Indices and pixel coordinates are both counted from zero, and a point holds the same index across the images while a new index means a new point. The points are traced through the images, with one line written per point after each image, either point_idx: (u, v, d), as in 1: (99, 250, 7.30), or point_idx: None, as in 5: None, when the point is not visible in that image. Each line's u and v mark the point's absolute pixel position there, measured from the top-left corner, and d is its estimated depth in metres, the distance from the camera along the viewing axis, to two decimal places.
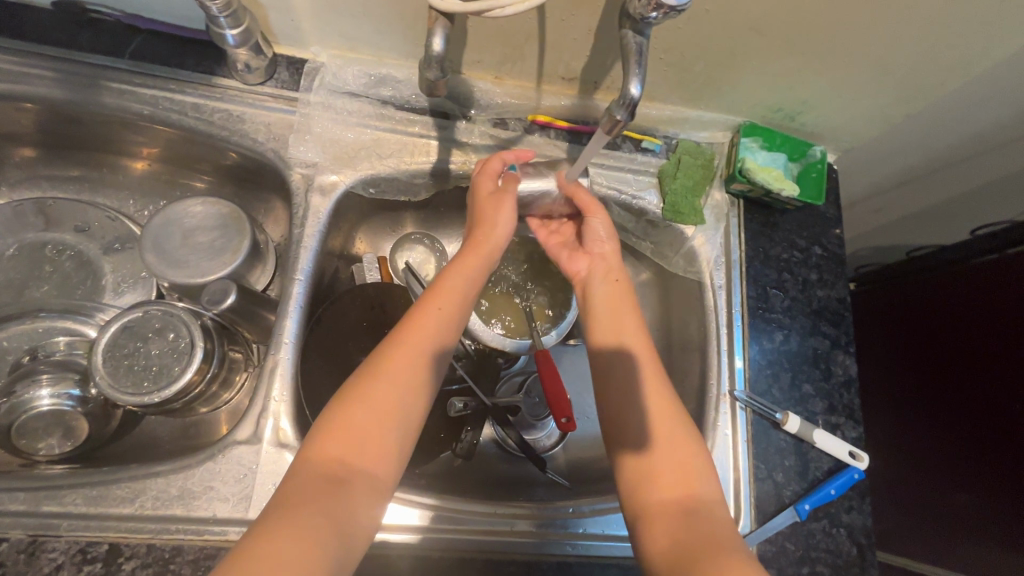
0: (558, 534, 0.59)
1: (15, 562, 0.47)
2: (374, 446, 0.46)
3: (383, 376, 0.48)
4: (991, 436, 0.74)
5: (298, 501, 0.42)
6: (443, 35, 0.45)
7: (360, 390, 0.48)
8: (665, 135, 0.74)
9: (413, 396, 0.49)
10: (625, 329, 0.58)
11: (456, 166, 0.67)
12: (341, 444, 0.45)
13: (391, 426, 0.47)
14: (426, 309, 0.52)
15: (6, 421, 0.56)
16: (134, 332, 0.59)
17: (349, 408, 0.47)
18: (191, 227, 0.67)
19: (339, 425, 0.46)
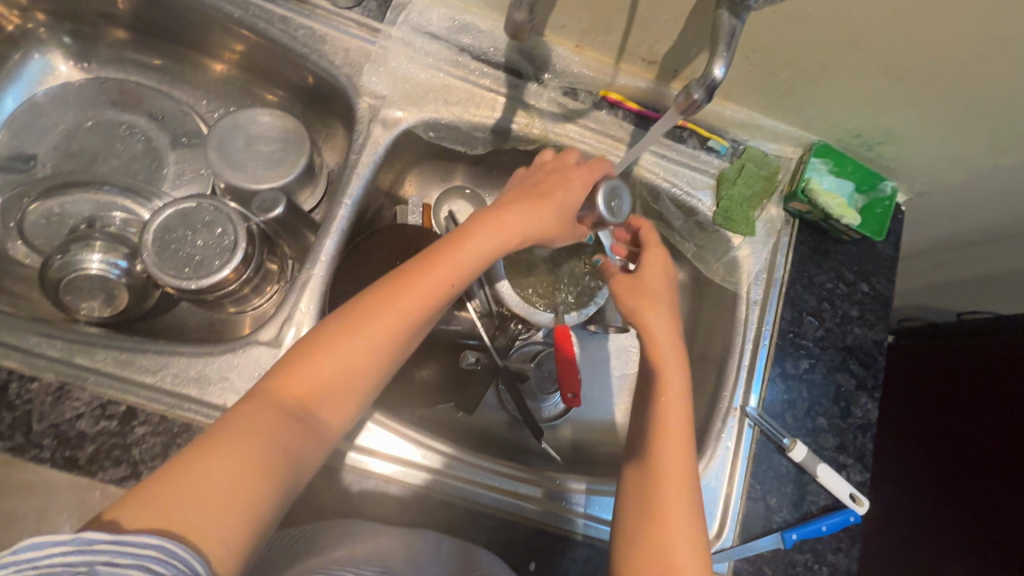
0: (541, 502, 0.60)
1: (42, 402, 0.50)
2: (334, 391, 0.47)
3: (364, 328, 0.48)
4: (1007, 516, 0.71)
5: (251, 428, 0.43)
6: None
7: (337, 334, 0.48)
8: (734, 138, 0.71)
9: (386, 348, 0.49)
10: (671, 395, 0.54)
11: (517, 127, 0.67)
12: (305, 384, 0.46)
13: (362, 372, 0.48)
14: (427, 273, 0.51)
15: (57, 276, 0.60)
16: (184, 219, 0.61)
17: (319, 351, 0.47)
18: (256, 135, 0.69)
19: (310, 367, 0.47)
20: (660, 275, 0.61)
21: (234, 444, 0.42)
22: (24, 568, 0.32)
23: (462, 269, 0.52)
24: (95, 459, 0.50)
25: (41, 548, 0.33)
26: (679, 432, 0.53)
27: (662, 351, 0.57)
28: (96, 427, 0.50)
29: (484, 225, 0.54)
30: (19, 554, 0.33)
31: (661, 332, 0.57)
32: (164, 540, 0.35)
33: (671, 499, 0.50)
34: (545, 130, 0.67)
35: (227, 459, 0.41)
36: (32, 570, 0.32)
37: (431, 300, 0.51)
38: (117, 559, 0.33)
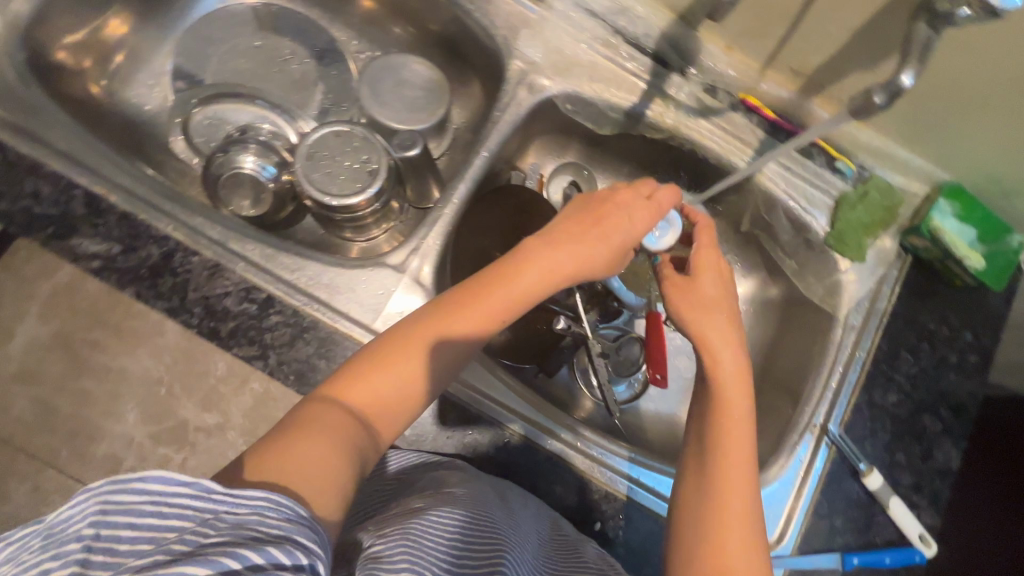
0: (613, 468, 0.62)
1: (198, 275, 0.55)
2: (393, 400, 0.44)
3: (427, 330, 0.46)
4: None
5: (321, 422, 0.40)
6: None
7: (402, 337, 0.46)
8: (861, 164, 0.71)
9: (446, 358, 0.47)
10: (732, 418, 0.48)
11: (651, 113, 0.70)
12: (360, 394, 0.43)
13: (421, 381, 0.46)
14: (495, 285, 0.49)
15: (218, 169, 0.67)
16: (336, 141, 0.66)
17: (383, 359, 0.45)
18: (405, 80, 0.74)
19: (370, 370, 0.44)
20: (712, 279, 0.55)
21: (311, 435, 0.39)
22: (158, 502, 0.30)
23: (528, 292, 0.50)
24: (234, 334, 0.55)
25: (169, 483, 0.30)
26: (743, 458, 0.47)
27: (726, 371, 0.50)
28: (239, 307, 0.55)
29: (543, 248, 0.52)
30: (148, 483, 0.30)
31: (729, 352, 0.51)
32: (271, 492, 0.31)
33: (733, 535, 0.44)
34: (677, 121, 0.70)
35: (304, 446, 0.38)
36: (165, 505, 0.30)
37: (490, 317, 0.49)
38: (236, 508, 0.30)
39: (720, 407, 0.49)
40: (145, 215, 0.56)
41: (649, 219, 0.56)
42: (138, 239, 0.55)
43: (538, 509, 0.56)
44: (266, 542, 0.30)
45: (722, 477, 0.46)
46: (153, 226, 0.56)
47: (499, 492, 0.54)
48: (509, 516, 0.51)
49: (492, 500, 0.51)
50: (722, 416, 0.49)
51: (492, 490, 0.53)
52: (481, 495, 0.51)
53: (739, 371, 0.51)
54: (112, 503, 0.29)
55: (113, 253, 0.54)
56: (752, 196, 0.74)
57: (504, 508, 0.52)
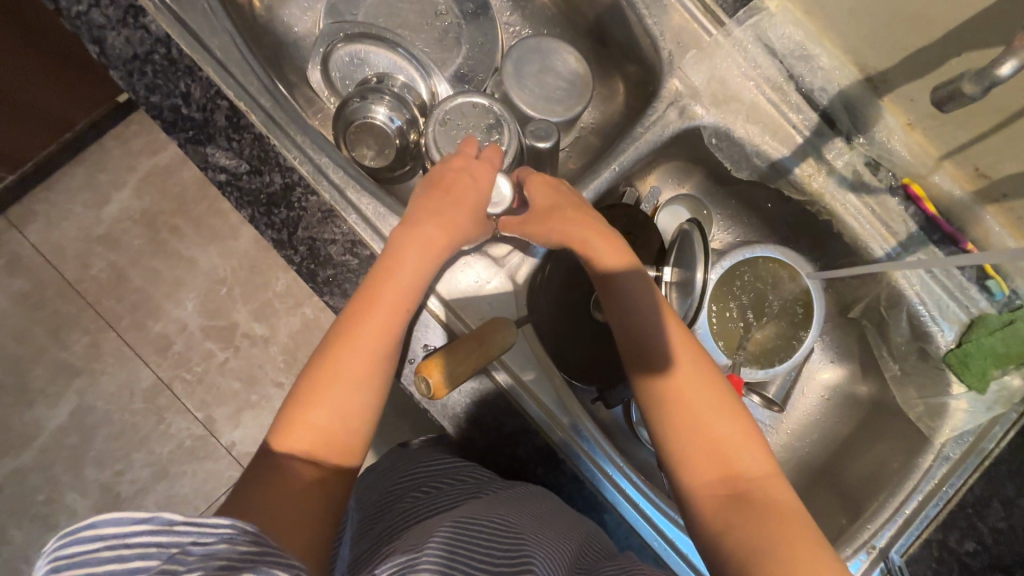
0: (656, 525, 0.58)
1: (313, 216, 0.55)
2: (335, 431, 0.47)
3: (335, 367, 0.48)
4: None
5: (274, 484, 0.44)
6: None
7: (313, 387, 0.48)
8: (1015, 289, 0.64)
9: (365, 374, 0.48)
10: (670, 359, 0.52)
11: (799, 172, 0.64)
12: (304, 440, 0.46)
13: (357, 390, 0.48)
14: (370, 309, 0.50)
15: (350, 115, 0.66)
16: (472, 112, 0.64)
17: (308, 400, 0.47)
18: (551, 67, 0.70)
19: (298, 426, 0.46)
20: (578, 222, 0.57)
21: (268, 500, 0.43)
22: (115, 547, 0.31)
23: (410, 287, 0.52)
24: (329, 282, 0.55)
25: (124, 525, 0.31)
26: (703, 383, 0.51)
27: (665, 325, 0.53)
28: (342, 258, 0.55)
29: (407, 245, 0.53)
30: (102, 529, 0.31)
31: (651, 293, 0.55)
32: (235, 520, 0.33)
33: (734, 451, 0.48)
34: (824, 188, 0.64)
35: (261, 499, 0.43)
36: (125, 547, 0.31)
37: (394, 313, 0.51)
38: (201, 537, 0.32)
39: (651, 361, 0.52)
40: (277, 141, 0.56)
41: (488, 175, 0.58)
42: (266, 164, 0.55)
43: (577, 522, 0.52)
44: (235, 567, 0.31)
45: (680, 415, 0.50)
46: (282, 155, 0.56)
47: (529, 501, 0.50)
48: (541, 522, 0.47)
49: (519, 507, 0.47)
50: (665, 362, 0.52)
51: (519, 498, 0.49)
52: (506, 502, 0.47)
53: (674, 324, 0.54)
54: (73, 553, 0.31)
55: (240, 170, 0.55)
56: (876, 287, 0.68)
57: (534, 516, 0.47)
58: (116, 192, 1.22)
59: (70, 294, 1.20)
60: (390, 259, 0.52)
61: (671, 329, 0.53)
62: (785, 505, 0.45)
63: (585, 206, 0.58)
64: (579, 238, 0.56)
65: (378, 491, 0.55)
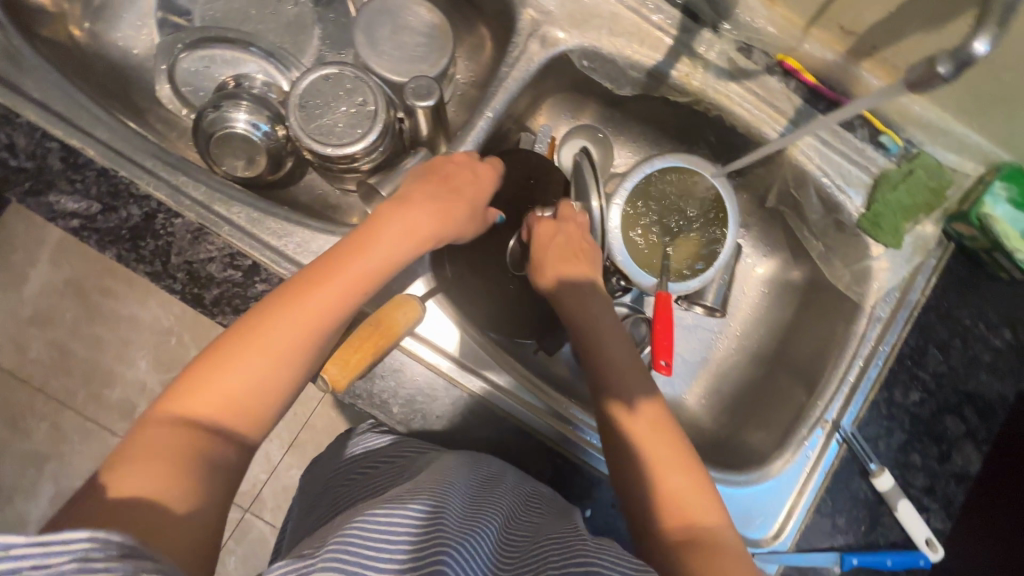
0: None
1: (182, 238, 0.53)
2: (245, 401, 0.45)
3: (268, 332, 0.47)
4: None
5: (158, 439, 0.41)
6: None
7: (237, 345, 0.46)
8: (909, 138, 0.63)
9: (305, 340, 0.47)
10: (629, 392, 0.56)
11: (677, 74, 0.63)
12: (209, 402, 0.44)
13: (282, 358, 0.47)
14: (324, 281, 0.49)
15: (209, 129, 0.62)
16: (327, 85, 0.62)
17: (230, 361, 0.45)
18: (403, 25, 0.68)
19: (211, 381, 0.44)
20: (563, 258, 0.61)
21: (146, 457, 0.40)
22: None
23: (370, 270, 0.52)
24: (218, 302, 0.53)
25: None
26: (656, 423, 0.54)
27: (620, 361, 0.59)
28: (224, 274, 0.53)
29: (388, 219, 0.54)
30: None
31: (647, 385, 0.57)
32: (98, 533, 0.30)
33: (686, 487, 0.51)
34: (704, 85, 0.63)
35: (155, 456, 0.40)
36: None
37: (350, 291, 0.50)
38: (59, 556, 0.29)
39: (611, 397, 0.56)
40: (125, 171, 0.53)
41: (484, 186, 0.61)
42: (119, 198, 0.52)
43: (514, 490, 0.52)
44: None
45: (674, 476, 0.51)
46: (135, 186, 0.53)
47: (471, 481, 0.49)
48: (477, 507, 0.46)
49: (456, 487, 0.47)
50: (630, 393, 0.56)
51: (453, 476, 0.48)
52: (442, 484, 0.46)
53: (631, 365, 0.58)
54: None
55: (92, 212, 0.52)
56: (781, 170, 0.67)
57: (468, 497, 0.46)
58: (29, 270, 1.16)
59: (15, 383, 1.14)
60: (361, 240, 0.53)
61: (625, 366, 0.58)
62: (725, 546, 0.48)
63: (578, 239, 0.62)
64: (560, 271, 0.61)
65: (331, 468, 0.57)
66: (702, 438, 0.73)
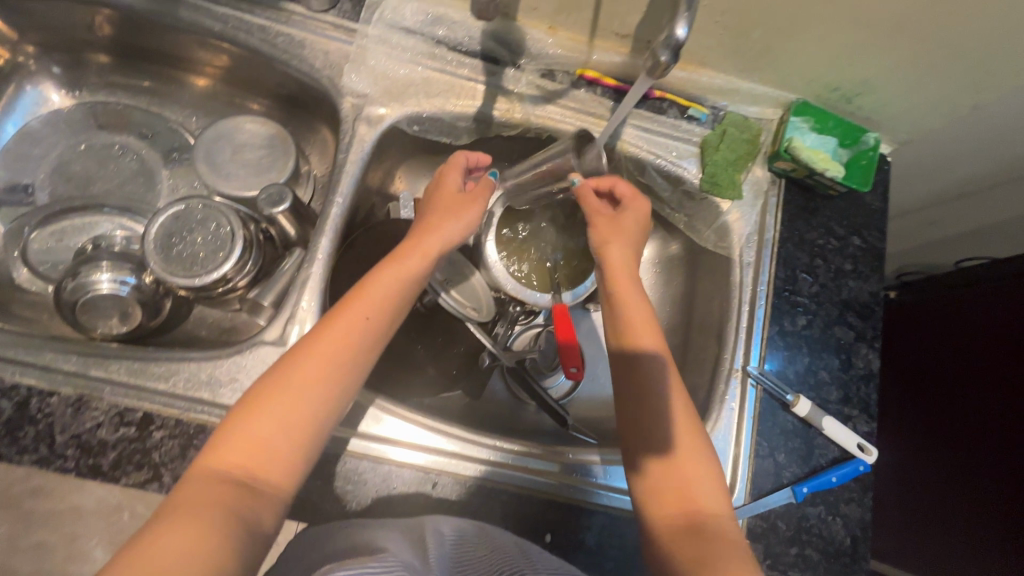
0: (578, 480, 0.62)
1: (62, 414, 0.52)
2: (276, 451, 0.46)
3: (291, 377, 0.49)
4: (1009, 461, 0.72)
5: (192, 499, 0.41)
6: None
7: (262, 397, 0.48)
8: (713, 105, 0.72)
9: (322, 378, 0.49)
10: (659, 436, 0.54)
11: (499, 113, 0.68)
12: (242, 454, 0.45)
13: (304, 399, 0.48)
14: (335, 322, 0.52)
15: (72, 298, 0.62)
16: (179, 223, 0.63)
17: (259, 410, 0.47)
18: (241, 144, 0.71)
19: (244, 433, 0.46)
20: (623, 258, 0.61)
21: (183, 516, 0.40)
22: None
23: (372, 303, 0.53)
24: (118, 464, 0.52)
25: None
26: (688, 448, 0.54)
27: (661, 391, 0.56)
28: (116, 434, 0.53)
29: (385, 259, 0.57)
30: None
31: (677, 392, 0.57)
32: None
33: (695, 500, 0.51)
34: (526, 114, 0.69)
35: (184, 518, 0.40)
36: None
37: (357, 328, 0.52)
38: None
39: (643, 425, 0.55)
40: None
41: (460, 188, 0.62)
42: None
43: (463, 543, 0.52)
44: None
45: (692, 473, 0.53)
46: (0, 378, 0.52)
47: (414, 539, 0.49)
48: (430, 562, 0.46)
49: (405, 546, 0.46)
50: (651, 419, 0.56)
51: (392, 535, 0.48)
52: (389, 544, 0.46)
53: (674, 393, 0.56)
54: None
55: None
56: (622, 165, 0.74)
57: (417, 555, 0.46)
58: None
59: None
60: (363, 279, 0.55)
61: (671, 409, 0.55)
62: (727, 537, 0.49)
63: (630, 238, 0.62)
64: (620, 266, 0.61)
65: None
66: None
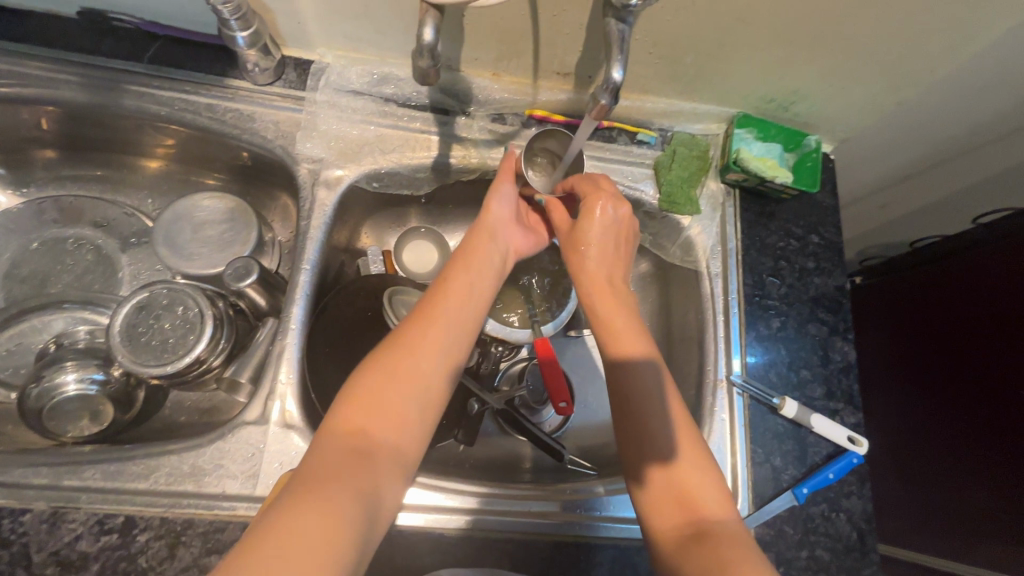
0: (582, 516, 0.61)
1: (37, 532, 0.50)
2: (403, 413, 0.47)
3: (412, 348, 0.50)
4: (1002, 431, 0.74)
5: (329, 468, 0.42)
6: (433, 27, 0.42)
7: (384, 364, 0.48)
8: (660, 127, 0.75)
9: (444, 346, 0.51)
10: (656, 445, 0.51)
11: (456, 160, 0.70)
12: (369, 416, 0.46)
13: (426, 365, 0.49)
14: (445, 295, 0.54)
15: (36, 405, 0.60)
16: (144, 312, 0.62)
17: (370, 377, 0.48)
18: (199, 221, 0.71)
19: (371, 396, 0.46)
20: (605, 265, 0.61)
21: (324, 490, 0.40)
22: None
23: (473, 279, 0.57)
24: None
25: None
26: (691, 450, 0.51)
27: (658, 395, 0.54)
28: (98, 544, 0.50)
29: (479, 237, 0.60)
30: None
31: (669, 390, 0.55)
32: None
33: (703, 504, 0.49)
34: (483, 158, 0.70)
35: (327, 492, 0.40)
36: None
37: (468, 301, 0.55)
38: None
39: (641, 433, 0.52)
40: None
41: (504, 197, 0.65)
42: None
43: None
44: None
45: (689, 474, 0.50)
46: None
47: None
48: None
49: None
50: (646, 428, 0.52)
51: None
52: None
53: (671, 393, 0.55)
54: None
55: None
56: None
57: None
58: None
59: None
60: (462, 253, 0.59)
61: (672, 415, 0.53)
62: (735, 539, 0.46)
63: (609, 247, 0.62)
64: (599, 276, 0.60)
65: None
66: None
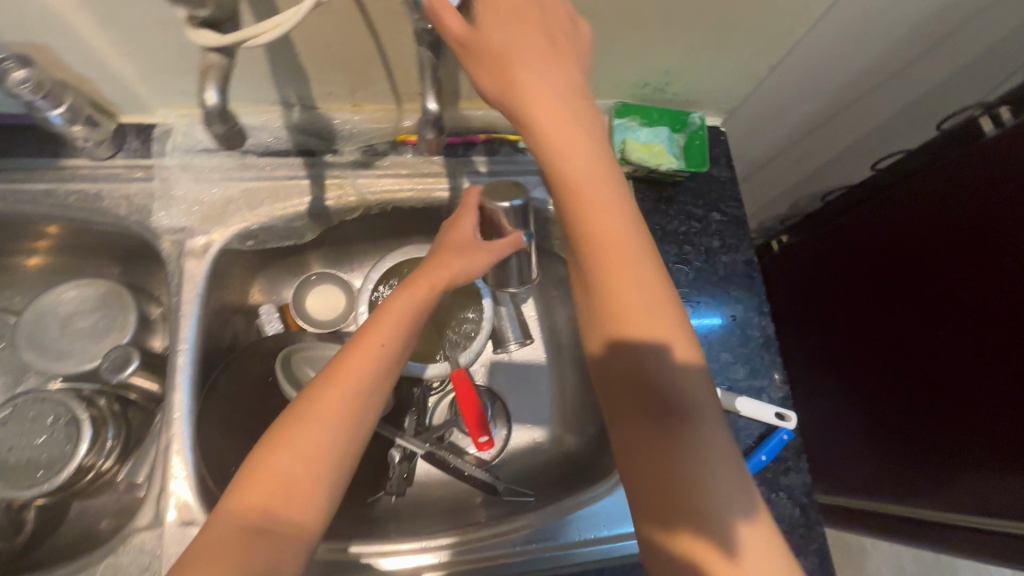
0: (541, 548, 0.58)
1: None
2: (302, 489, 0.44)
3: (313, 417, 0.46)
4: (969, 365, 0.73)
5: (214, 551, 0.40)
6: (216, 89, 0.42)
7: (285, 433, 0.46)
8: None
9: (347, 414, 0.47)
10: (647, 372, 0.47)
11: (332, 202, 0.65)
12: (265, 490, 0.43)
13: (328, 434, 0.46)
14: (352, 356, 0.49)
15: None
16: (9, 429, 0.57)
17: (275, 447, 0.45)
18: (68, 315, 0.65)
19: (266, 471, 0.44)
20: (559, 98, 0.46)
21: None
22: None
23: (386, 334, 0.50)
24: None
25: None
26: (651, 316, 0.47)
27: (592, 277, 0.49)
28: None
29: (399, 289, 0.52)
30: None
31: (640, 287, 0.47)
32: None
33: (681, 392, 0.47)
34: (361, 195, 0.66)
35: None
36: None
37: (380, 361, 0.50)
38: None
39: (615, 309, 0.48)
40: None
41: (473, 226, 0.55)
42: None
43: None
44: None
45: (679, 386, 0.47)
46: None
47: None
48: None
49: None
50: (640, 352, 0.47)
51: None
52: None
53: (632, 250, 0.48)
54: None
55: None
56: None
57: None
58: None
59: None
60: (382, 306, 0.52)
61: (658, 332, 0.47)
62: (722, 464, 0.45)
63: (551, 61, 0.46)
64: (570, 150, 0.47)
65: None
66: (583, 457, 0.73)
